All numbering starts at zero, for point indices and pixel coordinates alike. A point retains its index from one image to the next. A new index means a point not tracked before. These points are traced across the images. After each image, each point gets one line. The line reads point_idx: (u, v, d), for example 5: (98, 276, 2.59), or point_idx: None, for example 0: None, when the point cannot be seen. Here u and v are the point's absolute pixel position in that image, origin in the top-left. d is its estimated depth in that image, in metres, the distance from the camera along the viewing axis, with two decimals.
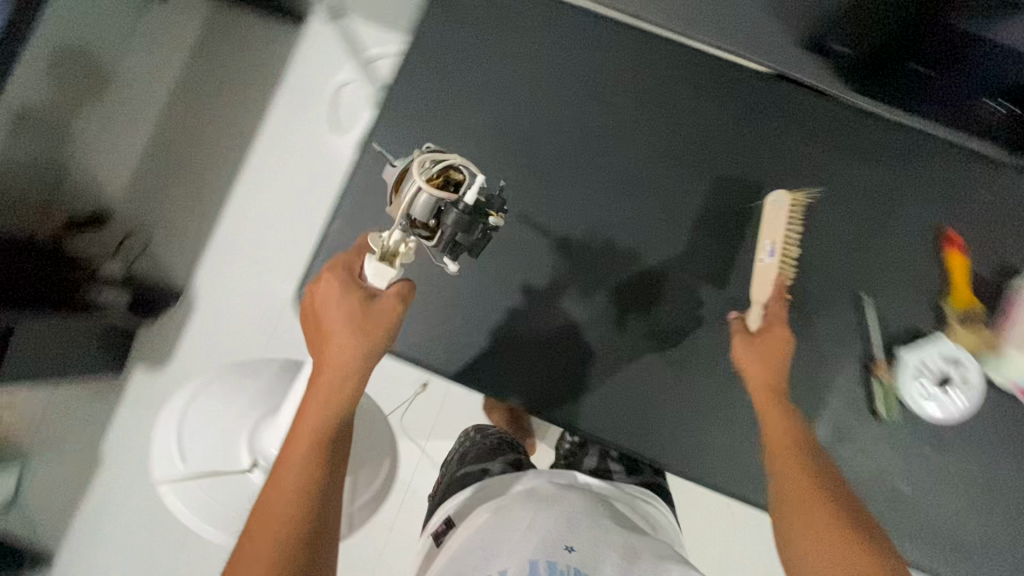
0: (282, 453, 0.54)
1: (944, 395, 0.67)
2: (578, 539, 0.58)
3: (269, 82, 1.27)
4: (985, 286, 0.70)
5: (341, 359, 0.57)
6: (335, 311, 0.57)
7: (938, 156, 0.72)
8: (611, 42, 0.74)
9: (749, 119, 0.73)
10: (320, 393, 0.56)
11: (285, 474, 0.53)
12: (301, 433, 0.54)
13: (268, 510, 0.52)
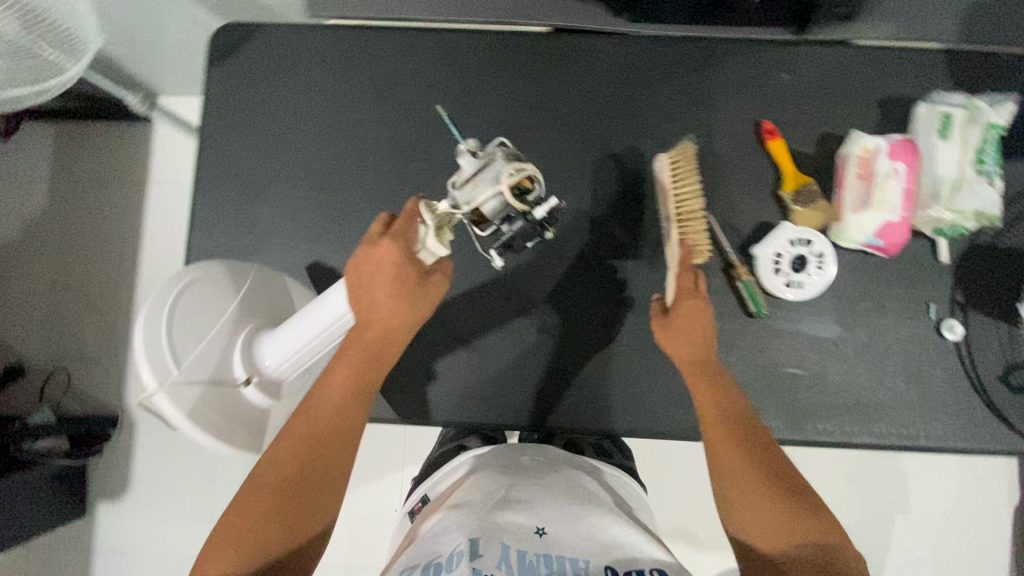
0: (273, 475, 0.51)
1: (802, 284, 0.69)
2: (555, 516, 0.56)
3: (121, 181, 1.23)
4: (814, 161, 0.72)
5: (354, 373, 0.57)
6: (388, 307, 0.57)
7: (731, 55, 0.73)
8: (396, 44, 0.75)
9: (545, 78, 0.75)
10: (326, 408, 0.55)
11: (283, 497, 0.50)
12: (302, 455, 0.52)
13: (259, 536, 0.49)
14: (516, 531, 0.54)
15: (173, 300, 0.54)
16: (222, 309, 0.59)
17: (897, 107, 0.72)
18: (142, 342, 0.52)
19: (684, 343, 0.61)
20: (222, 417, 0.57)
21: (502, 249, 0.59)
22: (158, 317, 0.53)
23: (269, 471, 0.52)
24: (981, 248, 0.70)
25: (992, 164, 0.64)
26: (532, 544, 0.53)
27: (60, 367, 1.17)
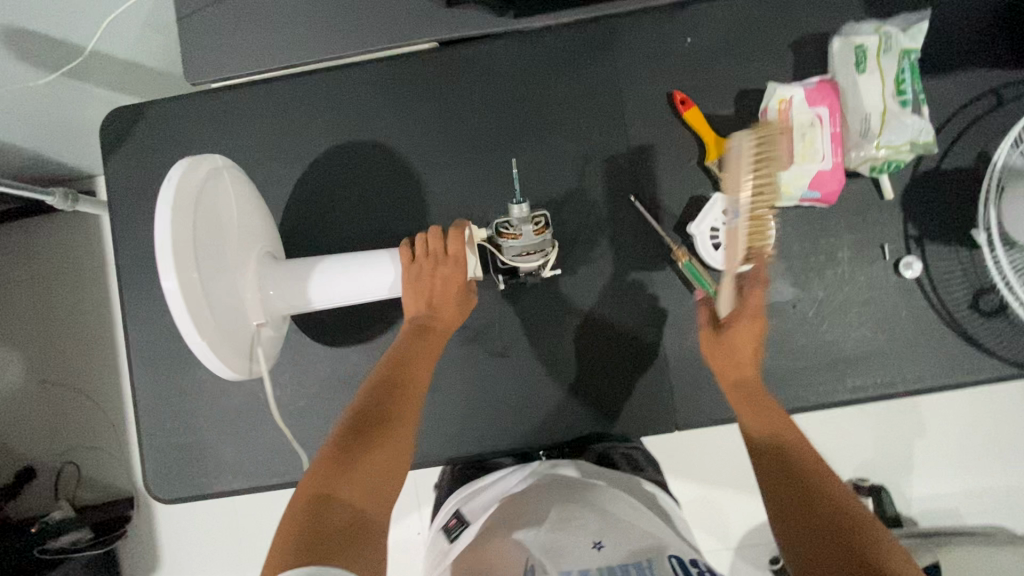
0: (377, 422, 0.51)
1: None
2: (609, 530, 0.52)
3: (53, 276, 1.17)
4: (735, 123, 0.69)
5: (430, 348, 0.61)
6: (450, 304, 0.64)
7: (628, 30, 0.69)
8: (282, 95, 0.73)
9: (443, 95, 0.72)
10: (415, 373, 0.57)
11: (389, 439, 0.51)
12: (402, 407, 0.54)
13: (372, 471, 0.48)
14: (576, 549, 0.49)
15: (202, 178, 0.53)
16: (236, 206, 0.57)
17: (810, 47, 0.68)
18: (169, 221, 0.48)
19: (740, 352, 0.60)
20: (220, 323, 0.52)
21: (509, 277, 0.69)
22: (190, 194, 0.50)
23: (369, 420, 0.51)
24: (924, 176, 0.68)
25: (911, 94, 0.63)
26: (594, 558, 0.48)
27: (70, 461, 1.15)
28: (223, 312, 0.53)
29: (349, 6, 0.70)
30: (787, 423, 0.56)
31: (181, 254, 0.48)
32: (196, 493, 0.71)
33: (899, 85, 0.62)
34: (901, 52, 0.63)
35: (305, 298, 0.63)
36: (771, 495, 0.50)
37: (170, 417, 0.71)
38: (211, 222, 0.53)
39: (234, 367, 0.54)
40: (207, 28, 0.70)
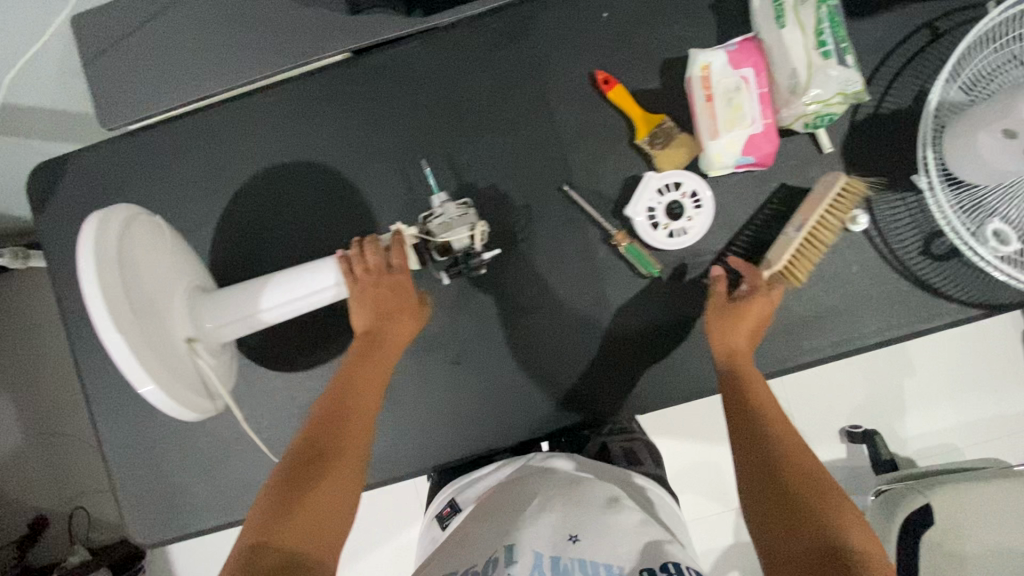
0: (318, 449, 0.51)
1: (687, 229, 0.65)
2: (589, 522, 0.52)
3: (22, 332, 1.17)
4: (663, 94, 0.66)
5: (379, 360, 0.58)
6: (398, 314, 0.60)
7: (542, 13, 0.67)
8: (199, 127, 0.71)
9: (364, 104, 0.70)
10: (362, 389, 0.56)
11: (332, 469, 0.50)
12: (343, 435, 0.52)
13: (316, 503, 0.47)
14: (552, 533, 0.52)
15: (118, 226, 0.48)
16: (158, 249, 0.53)
17: (730, 5, 0.66)
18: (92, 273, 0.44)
19: (741, 323, 0.61)
20: (171, 370, 0.49)
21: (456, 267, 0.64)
22: (109, 243, 0.47)
23: (313, 448, 0.51)
24: (862, 123, 0.66)
25: (832, 43, 0.59)
26: (566, 554, 0.50)
27: (79, 506, 1.17)
28: (173, 360, 0.50)
29: (256, 28, 0.68)
30: (765, 400, 0.57)
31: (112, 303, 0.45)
32: (179, 532, 0.71)
33: (819, 36, 0.59)
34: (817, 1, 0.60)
35: (246, 312, 0.56)
36: (747, 479, 0.52)
37: (142, 461, 0.72)
38: (137, 269, 0.49)
39: (201, 409, 0.52)
40: (116, 70, 0.69)
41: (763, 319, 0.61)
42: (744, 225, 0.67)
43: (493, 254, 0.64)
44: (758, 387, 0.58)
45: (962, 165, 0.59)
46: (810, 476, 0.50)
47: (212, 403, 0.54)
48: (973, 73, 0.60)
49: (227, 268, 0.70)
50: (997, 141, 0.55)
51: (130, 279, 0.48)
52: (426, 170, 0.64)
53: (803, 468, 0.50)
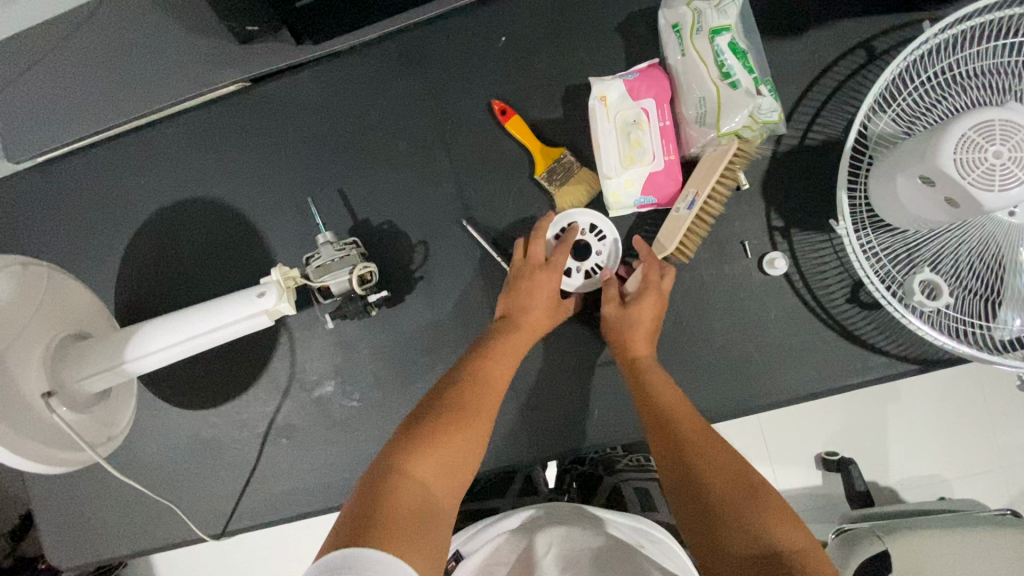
0: (455, 400, 0.48)
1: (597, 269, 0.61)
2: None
3: None
4: (566, 124, 0.62)
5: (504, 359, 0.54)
6: (536, 309, 0.57)
7: (438, 38, 0.63)
8: (104, 157, 0.70)
9: (264, 135, 0.67)
10: (500, 372, 0.53)
11: (468, 426, 0.47)
12: (480, 400, 0.49)
13: (454, 454, 0.45)
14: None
15: None
16: (23, 293, 0.51)
17: (639, 25, 0.60)
18: None
19: (630, 323, 0.56)
20: (13, 425, 0.47)
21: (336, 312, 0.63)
22: None
23: (444, 403, 0.48)
24: (785, 155, 0.59)
25: (740, 74, 0.53)
26: None
27: None
28: (16, 416, 0.48)
29: (148, 58, 0.66)
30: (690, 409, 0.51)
31: None
32: (89, 559, 0.72)
33: (721, 65, 0.53)
34: (711, 31, 0.53)
35: (110, 363, 0.54)
36: (677, 488, 0.46)
37: (57, 489, 0.73)
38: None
39: (68, 464, 0.52)
40: (24, 103, 0.69)
41: (652, 320, 0.56)
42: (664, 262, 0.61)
43: (381, 297, 0.62)
44: (665, 392, 0.52)
45: (888, 210, 0.53)
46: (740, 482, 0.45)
47: (80, 454, 0.53)
48: (906, 105, 0.54)
49: (128, 302, 0.69)
50: (917, 188, 0.48)
51: None
52: (312, 210, 0.63)
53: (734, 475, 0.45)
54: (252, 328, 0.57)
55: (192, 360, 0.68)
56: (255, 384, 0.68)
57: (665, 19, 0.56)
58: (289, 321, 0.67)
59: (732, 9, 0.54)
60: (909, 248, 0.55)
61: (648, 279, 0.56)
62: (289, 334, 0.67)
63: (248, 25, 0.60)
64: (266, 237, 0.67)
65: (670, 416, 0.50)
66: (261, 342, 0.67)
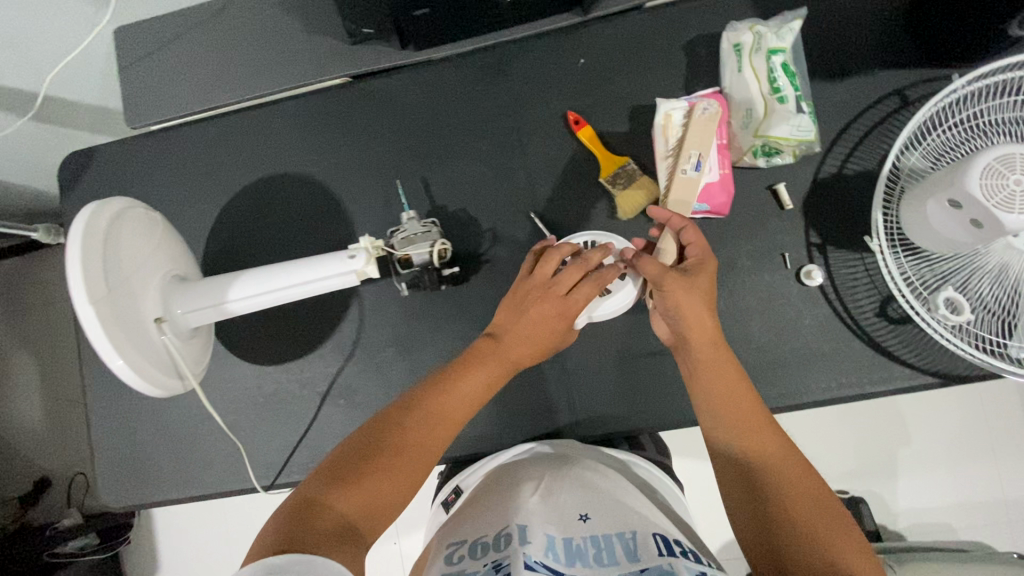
0: (397, 436, 0.55)
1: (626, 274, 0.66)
2: (597, 505, 0.57)
3: (55, 303, 1.24)
4: (631, 137, 0.70)
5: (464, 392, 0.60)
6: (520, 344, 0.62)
7: (523, 55, 0.72)
8: (212, 130, 0.78)
9: (357, 125, 0.76)
10: (455, 412, 0.59)
11: (397, 466, 0.54)
12: (422, 437, 0.56)
13: (376, 491, 0.52)
14: (560, 518, 0.55)
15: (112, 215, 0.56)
16: (152, 238, 0.61)
17: (702, 59, 0.69)
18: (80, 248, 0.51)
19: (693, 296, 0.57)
20: (136, 342, 0.55)
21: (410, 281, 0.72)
22: (97, 231, 0.54)
23: (387, 436, 0.55)
24: (825, 180, 0.67)
25: (791, 92, 0.61)
26: (577, 531, 0.54)
27: (81, 472, 1.23)
28: (139, 335, 0.55)
29: (269, 48, 0.75)
30: (760, 416, 0.55)
31: (97, 277, 0.52)
32: (141, 502, 0.75)
33: (772, 83, 0.61)
34: (769, 51, 0.62)
35: (212, 303, 0.61)
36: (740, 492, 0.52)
37: (120, 431, 0.77)
38: (120, 256, 0.55)
39: (164, 387, 0.58)
40: (146, 77, 0.77)
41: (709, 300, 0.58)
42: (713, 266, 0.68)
43: (453, 272, 0.70)
44: (733, 402, 0.56)
45: (916, 233, 0.60)
46: (799, 495, 0.50)
47: (179, 383, 0.60)
48: (933, 145, 0.61)
49: (217, 260, 0.76)
50: (945, 212, 0.55)
51: (115, 258, 0.55)
52: (398, 192, 0.71)
53: (797, 492, 0.50)
54: (335, 286, 0.64)
55: (265, 318, 0.74)
56: (322, 346, 0.73)
57: (728, 41, 0.65)
58: (362, 290, 0.73)
59: (790, 34, 0.62)
60: (935, 270, 0.61)
61: (700, 253, 0.59)
62: (359, 303, 0.73)
63: (365, 27, 0.68)
64: (351, 213, 0.75)
65: (738, 428, 0.55)
66: (333, 307, 0.73)
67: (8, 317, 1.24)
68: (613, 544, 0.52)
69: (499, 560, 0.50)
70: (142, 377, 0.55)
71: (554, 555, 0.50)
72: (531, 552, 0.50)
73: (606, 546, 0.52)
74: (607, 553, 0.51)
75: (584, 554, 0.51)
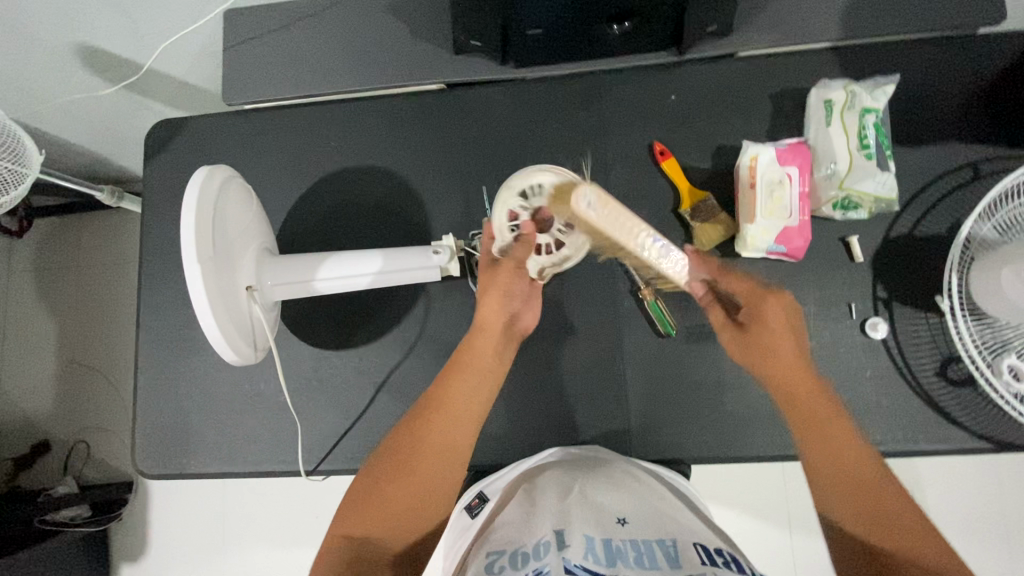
0: (399, 472, 0.57)
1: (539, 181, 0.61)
2: (638, 515, 0.56)
3: (95, 265, 1.23)
4: (712, 175, 0.73)
5: (473, 376, 0.62)
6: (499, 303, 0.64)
7: (616, 86, 0.75)
8: (304, 118, 0.81)
9: (446, 130, 0.78)
10: (456, 437, 0.59)
11: (408, 474, 0.57)
12: (423, 465, 0.57)
13: (391, 503, 0.56)
14: (598, 523, 0.53)
15: (217, 183, 0.57)
16: (250, 211, 0.63)
17: (788, 110, 0.72)
18: (190, 212, 0.53)
19: (765, 341, 0.60)
20: (228, 310, 0.56)
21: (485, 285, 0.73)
22: (206, 196, 0.55)
23: (392, 466, 0.57)
24: (895, 239, 0.69)
25: (877, 149, 0.66)
26: (617, 532, 0.52)
27: (83, 440, 1.19)
28: (231, 301, 0.57)
29: (373, 47, 0.78)
30: (836, 431, 0.56)
31: (204, 241, 0.53)
32: (179, 471, 0.75)
33: (862, 138, 0.66)
34: (862, 109, 0.67)
35: (301, 280, 0.66)
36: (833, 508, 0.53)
37: (169, 398, 0.76)
38: (224, 220, 0.58)
39: (240, 355, 0.58)
40: (247, 59, 0.79)
41: (790, 321, 0.61)
42: None
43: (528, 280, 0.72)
44: (812, 432, 0.56)
45: (984, 298, 0.62)
46: (871, 500, 0.52)
47: (256, 355, 0.62)
48: (1005, 216, 0.64)
49: (293, 243, 0.78)
50: (1022, 282, 0.57)
51: (218, 224, 0.57)
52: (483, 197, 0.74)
53: (872, 501, 0.52)
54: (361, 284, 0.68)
55: (332, 303, 0.75)
56: (385, 337, 0.74)
57: (819, 95, 0.69)
58: (432, 288, 0.74)
59: (883, 98, 0.67)
60: (999, 337, 0.63)
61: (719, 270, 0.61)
62: (426, 300, 0.74)
63: (474, 40, 0.71)
64: (430, 213, 0.77)
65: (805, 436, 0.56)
66: (400, 301, 0.74)
67: (41, 274, 1.23)
68: (653, 551, 0.50)
69: (539, 567, 0.47)
70: (228, 345, 0.56)
71: (594, 557, 0.48)
72: (571, 556, 0.48)
73: (646, 549, 0.50)
74: (648, 556, 0.49)
75: (624, 553, 0.49)
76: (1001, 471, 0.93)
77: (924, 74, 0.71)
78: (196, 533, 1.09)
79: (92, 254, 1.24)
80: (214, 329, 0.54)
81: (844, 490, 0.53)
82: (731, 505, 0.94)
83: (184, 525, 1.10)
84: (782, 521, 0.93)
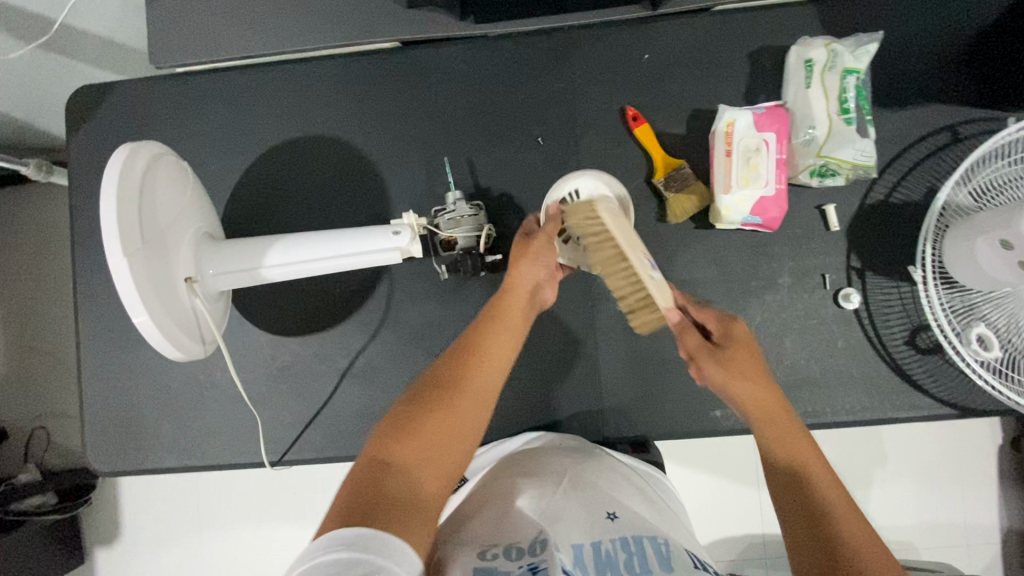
0: (443, 399, 0.50)
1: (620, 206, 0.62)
2: (626, 511, 0.54)
3: (31, 242, 1.14)
4: (687, 141, 0.69)
5: (504, 324, 0.56)
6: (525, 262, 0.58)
7: (587, 44, 0.70)
8: (243, 80, 0.73)
9: (402, 93, 0.71)
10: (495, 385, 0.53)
11: (457, 409, 0.50)
12: (462, 401, 0.51)
13: (421, 442, 0.47)
14: (591, 516, 0.52)
15: (145, 161, 0.51)
16: (184, 191, 0.57)
17: (766, 71, 0.68)
18: (111, 193, 0.47)
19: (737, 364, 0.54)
20: (166, 304, 0.52)
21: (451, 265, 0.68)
22: (130, 174, 0.49)
23: (429, 404, 0.50)
24: (872, 206, 0.67)
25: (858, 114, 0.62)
26: (605, 528, 0.51)
27: (41, 426, 1.13)
28: (166, 292, 0.52)
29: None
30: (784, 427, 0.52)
31: (129, 227, 0.48)
32: (134, 462, 0.71)
33: (842, 102, 0.62)
34: (844, 71, 0.63)
35: (248, 266, 0.61)
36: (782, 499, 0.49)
37: (117, 388, 0.72)
38: (153, 203, 0.52)
39: (185, 351, 0.54)
40: (173, 13, 0.70)
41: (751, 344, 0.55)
42: (754, 279, 0.68)
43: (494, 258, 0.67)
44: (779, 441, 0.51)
45: (962, 268, 0.60)
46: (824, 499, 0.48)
47: (200, 350, 0.57)
48: (983, 179, 0.61)
49: (243, 222, 0.72)
50: (993, 254, 0.56)
51: (145, 207, 0.51)
52: (447, 169, 0.69)
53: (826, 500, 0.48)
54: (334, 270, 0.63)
55: (288, 287, 0.70)
56: (345, 320, 0.70)
57: (798, 55, 0.65)
58: (396, 269, 0.70)
59: (865, 58, 0.63)
60: (967, 303, 0.62)
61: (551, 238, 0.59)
62: (389, 280, 0.70)
63: None
64: (389, 186, 0.71)
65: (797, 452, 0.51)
66: (361, 281, 0.70)
67: None
68: (646, 549, 0.48)
69: (534, 562, 0.45)
70: (167, 343, 0.52)
71: (583, 569, 0.46)
72: (566, 561, 0.46)
73: (637, 548, 0.48)
74: (639, 558, 0.47)
75: (616, 559, 0.47)
76: (959, 424, 0.95)
77: (908, 28, 0.68)
78: (164, 514, 1.07)
79: (26, 229, 1.14)
80: (147, 323, 0.50)
81: (799, 490, 0.49)
82: (703, 466, 0.94)
83: (155, 510, 1.07)
84: (749, 479, 0.94)
